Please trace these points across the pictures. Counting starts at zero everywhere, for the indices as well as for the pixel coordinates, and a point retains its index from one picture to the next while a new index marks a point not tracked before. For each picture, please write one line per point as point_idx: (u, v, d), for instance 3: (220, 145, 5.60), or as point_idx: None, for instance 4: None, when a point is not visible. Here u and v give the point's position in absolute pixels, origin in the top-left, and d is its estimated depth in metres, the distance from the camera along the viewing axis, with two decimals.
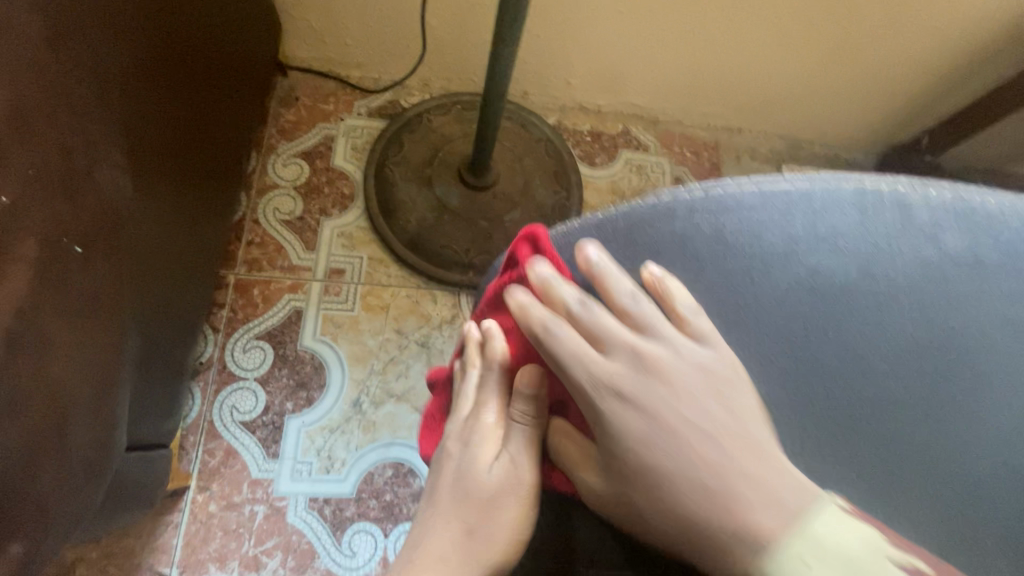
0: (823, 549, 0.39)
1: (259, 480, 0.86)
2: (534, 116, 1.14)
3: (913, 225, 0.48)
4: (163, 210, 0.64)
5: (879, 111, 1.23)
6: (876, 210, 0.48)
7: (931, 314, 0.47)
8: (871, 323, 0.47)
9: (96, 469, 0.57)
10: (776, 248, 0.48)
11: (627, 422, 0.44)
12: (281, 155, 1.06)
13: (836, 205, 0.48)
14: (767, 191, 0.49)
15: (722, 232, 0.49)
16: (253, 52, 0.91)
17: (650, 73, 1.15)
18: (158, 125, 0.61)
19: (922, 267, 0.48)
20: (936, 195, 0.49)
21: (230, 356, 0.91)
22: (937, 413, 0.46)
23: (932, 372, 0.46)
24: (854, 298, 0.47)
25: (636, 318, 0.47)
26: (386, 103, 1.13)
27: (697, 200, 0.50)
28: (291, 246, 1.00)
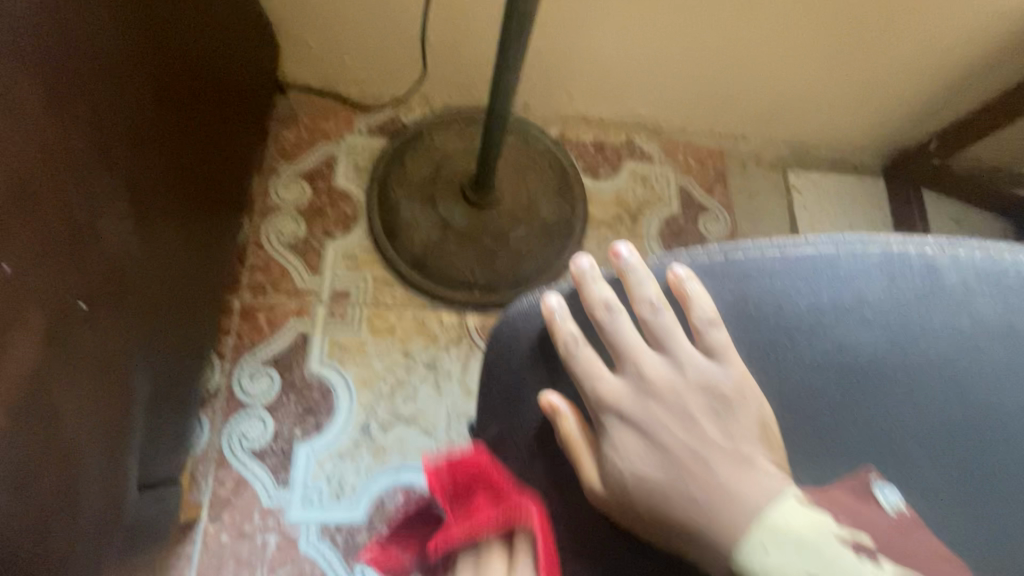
0: (778, 537, 0.39)
1: (270, 508, 0.86)
2: (536, 129, 1.13)
3: (942, 291, 0.47)
4: (166, 252, 0.63)
5: (886, 115, 1.21)
6: (904, 275, 0.47)
7: (963, 386, 0.46)
8: (901, 395, 0.46)
9: (108, 516, 0.56)
10: (801, 314, 0.47)
11: (627, 445, 0.44)
12: (282, 176, 1.05)
13: (864, 271, 0.47)
14: (789, 257, 0.48)
15: (747, 296, 0.47)
16: (252, 77, 0.89)
17: (653, 83, 1.13)
18: (160, 168, 0.60)
19: (955, 336, 0.46)
20: (965, 257, 0.47)
21: (237, 383, 0.91)
22: (975, 484, 0.45)
23: (963, 443, 0.45)
24: (881, 370, 0.46)
25: (653, 332, 0.46)
26: (386, 120, 1.11)
27: (718, 265, 0.48)
28: (295, 269, 0.99)
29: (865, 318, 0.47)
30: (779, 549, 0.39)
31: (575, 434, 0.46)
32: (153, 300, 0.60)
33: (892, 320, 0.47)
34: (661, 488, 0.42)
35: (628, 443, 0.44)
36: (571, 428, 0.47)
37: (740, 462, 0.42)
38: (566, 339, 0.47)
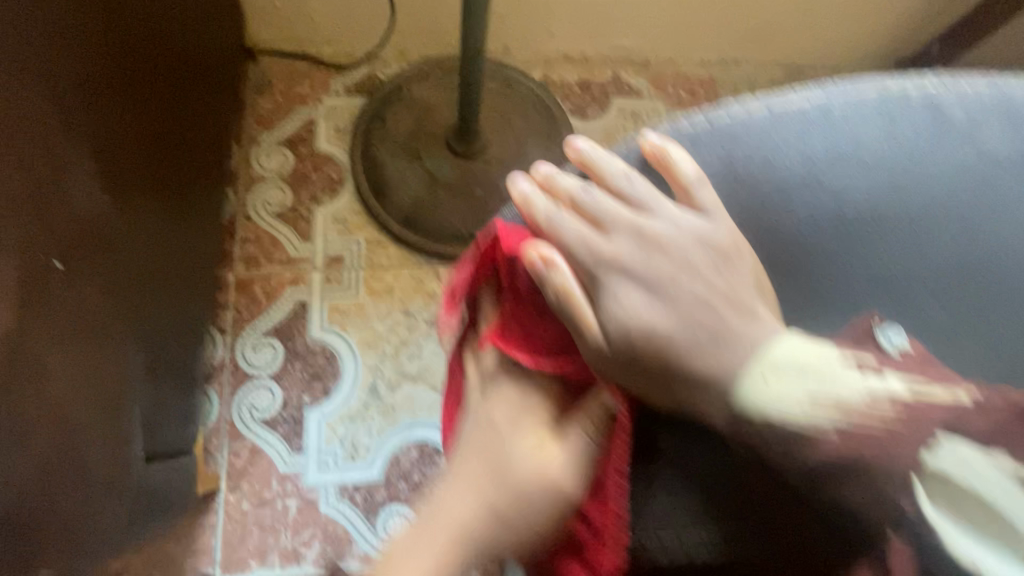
0: (776, 364, 0.39)
1: (288, 474, 0.86)
2: (518, 72, 1.08)
3: (944, 126, 0.45)
4: (144, 216, 0.62)
5: (885, 23, 1.15)
6: (904, 115, 0.45)
7: (965, 217, 0.45)
8: (902, 233, 0.45)
9: (119, 483, 0.56)
10: (791, 174, 0.45)
11: (637, 307, 0.40)
12: (263, 146, 1.02)
13: (860, 117, 0.45)
14: (778, 113, 0.45)
15: (735, 164, 0.45)
16: (219, 41, 0.86)
17: (635, 11, 1.08)
18: (128, 126, 0.58)
19: (959, 168, 0.45)
20: (967, 88, 0.45)
21: (240, 356, 0.91)
22: (973, 305, 0.46)
23: (965, 269, 0.46)
24: (884, 214, 0.45)
25: (634, 197, 0.43)
26: (363, 78, 1.08)
27: (703, 132, 0.45)
28: (287, 238, 0.97)
29: (858, 175, 0.45)
30: (775, 373, 0.39)
31: (570, 283, 0.41)
32: (135, 265, 0.59)
33: (886, 176, 0.45)
34: (675, 348, 0.40)
35: (632, 300, 0.40)
36: (562, 279, 0.41)
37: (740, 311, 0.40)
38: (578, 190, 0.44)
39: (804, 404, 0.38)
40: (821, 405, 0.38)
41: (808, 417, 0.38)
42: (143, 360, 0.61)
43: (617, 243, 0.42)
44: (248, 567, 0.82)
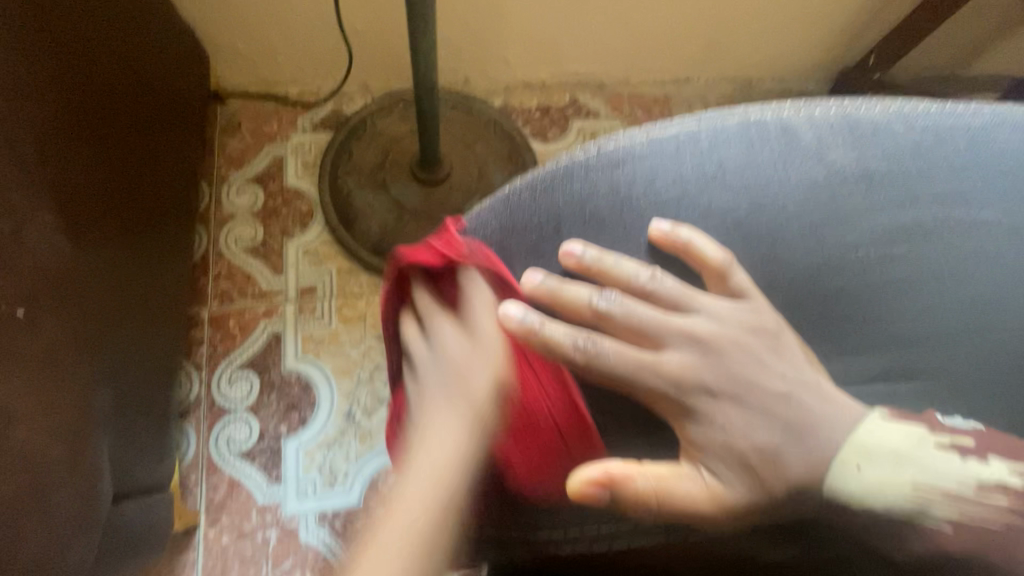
0: (869, 453, 0.39)
1: (267, 505, 0.87)
2: (478, 101, 1.13)
3: (798, 147, 0.46)
4: (110, 260, 0.65)
5: (823, 37, 1.21)
6: (762, 139, 0.47)
7: (822, 233, 0.45)
8: (770, 254, 0.45)
9: (88, 520, 0.58)
10: (671, 198, 0.46)
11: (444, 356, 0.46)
12: (233, 184, 1.05)
13: (721, 142, 0.47)
14: (656, 138, 0.47)
15: (613, 191, 0.47)
16: (178, 91, 0.90)
17: (585, 38, 1.13)
18: (89, 179, 0.62)
19: (813, 187, 0.45)
20: (821, 113, 0.47)
21: (217, 390, 0.92)
22: (849, 341, 0.44)
23: (849, 296, 0.44)
24: (750, 234, 0.45)
25: (667, 297, 0.44)
26: (328, 114, 1.12)
27: (592, 159, 0.47)
28: (259, 272, 1.00)
29: (737, 193, 0.46)
30: (871, 463, 0.39)
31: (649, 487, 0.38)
32: (104, 309, 0.62)
33: (768, 194, 0.45)
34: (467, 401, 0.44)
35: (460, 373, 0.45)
36: (639, 483, 0.38)
37: (753, 383, 0.41)
38: (572, 344, 0.43)
39: (909, 492, 0.38)
40: (927, 495, 0.38)
41: (915, 507, 0.38)
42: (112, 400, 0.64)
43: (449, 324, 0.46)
44: None
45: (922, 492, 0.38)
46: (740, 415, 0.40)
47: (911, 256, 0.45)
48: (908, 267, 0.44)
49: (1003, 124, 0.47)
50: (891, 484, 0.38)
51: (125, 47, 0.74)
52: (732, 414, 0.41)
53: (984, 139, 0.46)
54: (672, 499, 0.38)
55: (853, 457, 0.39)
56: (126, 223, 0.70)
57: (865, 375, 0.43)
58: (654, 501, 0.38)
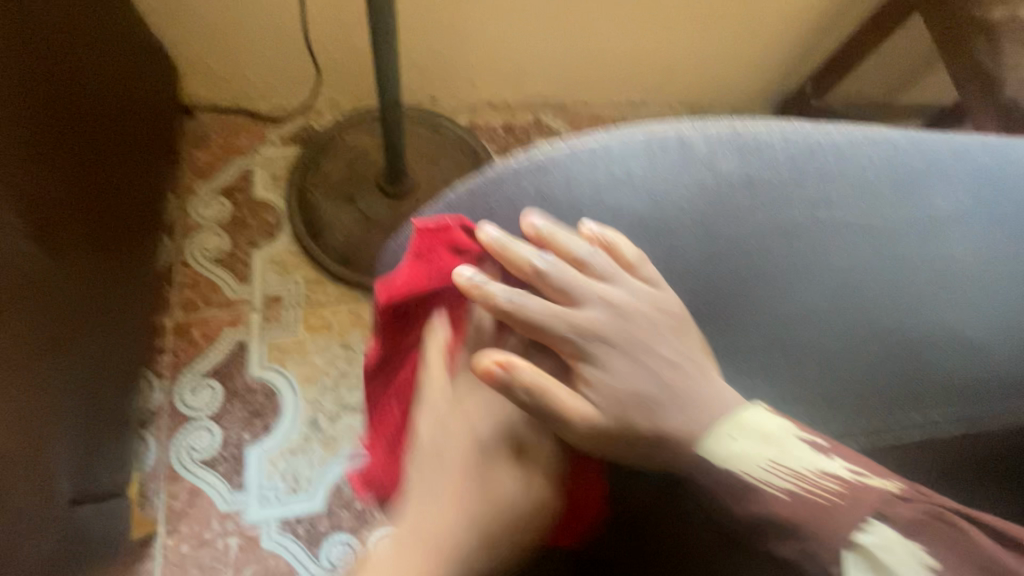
0: (744, 427, 0.44)
1: (228, 513, 0.87)
2: (444, 119, 1.18)
3: (695, 159, 0.51)
4: (74, 266, 0.66)
5: (767, 66, 1.31)
6: (663, 151, 0.51)
7: (710, 230, 0.50)
8: (663, 247, 0.50)
9: (45, 521, 0.58)
10: (583, 198, 0.50)
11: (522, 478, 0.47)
12: (200, 195, 1.07)
13: (630, 153, 0.51)
14: (575, 150, 0.51)
15: (530, 194, 0.51)
16: (148, 104, 0.93)
17: (545, 62, 1.20)
18: (57, 186, 0.64)
19: (705, 194, 0.50)
20: (713, 130, 0.52)
21: (179, 398, 0.92)
22: (732, 322, 0.50)
23: (731, 284, 0.50)
24: (645, 232, 0.50)
25: (593, 268, 0.48)
26: (298, 128, 1.15)
27: (522, 166, 0.51)
28: (225, 281, 1.01)
29: (636, 196, 0.50)
30: (743, 436, 0.44)
31: (529, 379, 0.44)
32: (71, 312, 0.65)
33: (659, 199, 0.50)
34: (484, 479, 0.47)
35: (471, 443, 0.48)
36: (528, 375, 0.44)
37: (650, 347, 0.46)
38: (505, 295, 0.46)
39: (763, 464, 0.44)
40: (778, 469, 0.44)
41: (763, 477, 0.43)
42: (75, 402, 0.65)
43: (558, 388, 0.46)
44: None
45: (773, 468, 0.44)
46: (635, 370, 0.45)
47: (783, 254, 0.50)
48: (782, 258, 0.50)
49: (867, 137, 0.52)
50: (751, 455, 0.44)
51: (95, 62, 0.76)
52: (646, 377, 0.45)
53: (852, 149, 0.52)
54: (546, 399, 0.44)
55: (732, 429, 0.44)
56: (91, 230, 0.72)
57: (737, 361, 0.49)
58: (533, 397, 0.44)
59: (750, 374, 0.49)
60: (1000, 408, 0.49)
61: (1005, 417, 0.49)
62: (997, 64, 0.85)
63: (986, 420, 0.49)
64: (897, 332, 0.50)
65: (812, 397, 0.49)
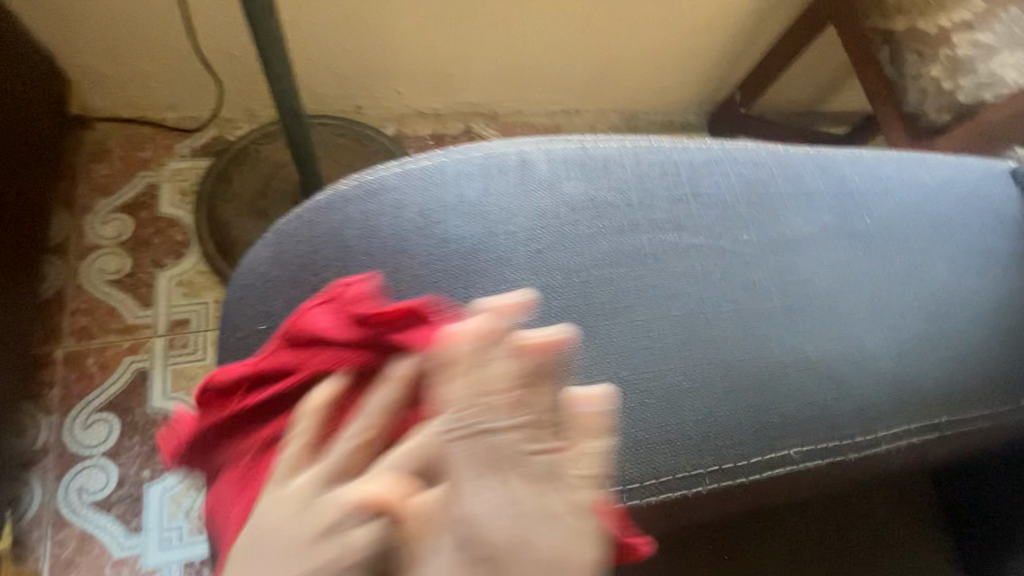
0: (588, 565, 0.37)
1: (124, 559, 0.80)
2: (368, 128, 1.13)
3: (532, 178, 0.50)
4: None
5: (697, 75, 1.32)
6: (500, 171, 0.50)
7: (546, 258, 0.48)
8: (496, 280, 0.47)
9: None
10: (416, 228, 0.48)
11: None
12: (98, 213, 0.99)
13: (464, 174, 0.50)
14: (409, 172, 0.50)
15: (374, 230, 0.48)
16: (32, 116, 0.86)
17: (471, 70, 1.17)
18: None
19: (542, 214, 0.49)
20: (555, 150, 0.52)
21: (69, 435, 0.85)
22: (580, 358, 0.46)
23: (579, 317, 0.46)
24: (478, 262, 0.47)
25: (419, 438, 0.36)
26: (209, 140, 1.08)
27: (350, 193, 0.50)
28: (124, 305, 0.94)
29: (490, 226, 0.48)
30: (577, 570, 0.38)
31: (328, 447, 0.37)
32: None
33: (509, 229, 0.48)
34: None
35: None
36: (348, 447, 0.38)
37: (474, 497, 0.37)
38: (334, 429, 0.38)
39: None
40: None
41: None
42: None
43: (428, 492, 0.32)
44: None
45: None
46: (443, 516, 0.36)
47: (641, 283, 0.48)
48: (635, 285, 0.48)
49: (725, 163, 0.54)
50: None
51: None
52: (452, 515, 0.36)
53: (708, 174, 0.53)
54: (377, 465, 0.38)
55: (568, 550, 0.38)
56: None
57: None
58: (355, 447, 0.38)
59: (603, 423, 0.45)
60: (873, 441, 0.47)
61: (872, 450, 0.48)
62: (901, 74, 0.87)
63: (853, 453, 0.47)
64: (755, 363, 0.47)
65: (669, 444, 0.44)
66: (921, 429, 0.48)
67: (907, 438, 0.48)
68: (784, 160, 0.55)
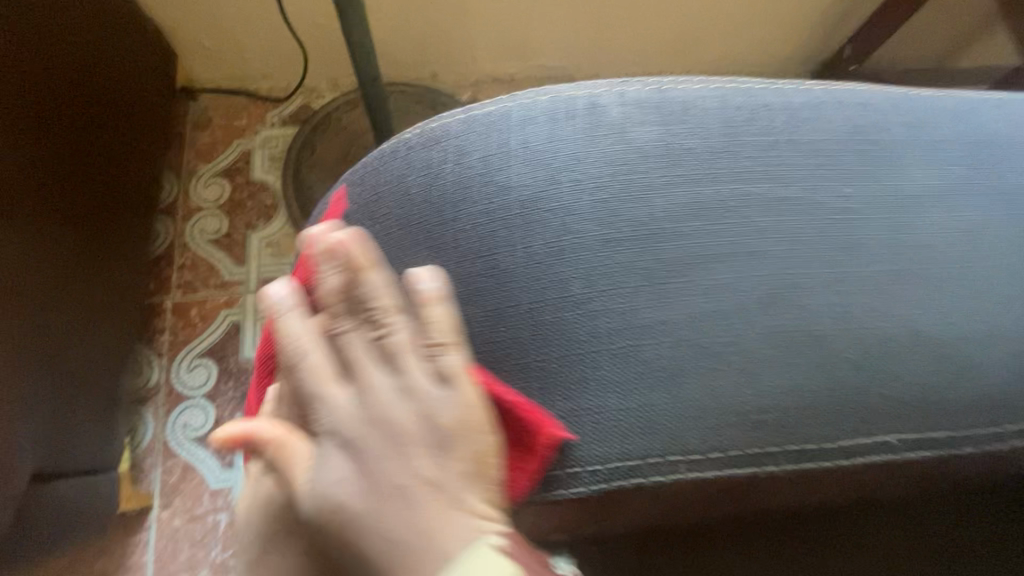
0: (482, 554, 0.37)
1: (219, 490, 0.89)
2: (443, 95, 1.13)
3: (604, 121, 0.47)
4: (60, 251, 0.69)
5: (801, 29, 1.18)
6: (570, 114, 0.48)
7: (614, 211, 0.45)
8: (560, 232, 0.44)
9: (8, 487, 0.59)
10: (475, 173, 0.46)
11: (326, 462, 0.38)
12: (201, 177, 1.08)
13: (529, 118, 0.47)
14: (471, 116, 0.48)
15: (485, 176, 0.46)
16: (147, 90, 0.94)
17: (549, 31, 1.13)
18: (43, 174, 0.66)
19: (618, 160, 0.46)
20: (631, 92, 0.49)
21: (176, 378, 0.95)
22: (660, 324, 0.43)
23: (649, 282, 0.43)
24: (542, 214, 0.45)
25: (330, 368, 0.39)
26: (296, 109, 1.14)
27: (413, 138, 0.49)
28: (222, 262, 1.02)
29: (579, 186, 0.45)
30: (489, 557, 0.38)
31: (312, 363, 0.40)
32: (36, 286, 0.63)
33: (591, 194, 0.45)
34: (360, 515, 0.37)
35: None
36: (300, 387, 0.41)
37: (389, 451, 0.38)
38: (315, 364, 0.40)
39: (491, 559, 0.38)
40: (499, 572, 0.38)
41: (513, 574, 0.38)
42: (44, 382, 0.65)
43: (342, 392, 0.39)
44: None
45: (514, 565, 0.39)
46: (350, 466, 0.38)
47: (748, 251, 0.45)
48: (736, 256, 0.44)
49: (829, 107, 0.51)
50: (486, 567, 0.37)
51: (92, 52, 0.78)
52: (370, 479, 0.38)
53: (866, 134, 0.50)
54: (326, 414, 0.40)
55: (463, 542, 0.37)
56: (83, 215, 0.74)
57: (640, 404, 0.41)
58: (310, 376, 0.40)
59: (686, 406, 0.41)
60: (873, 448, 0.43)
61: (830, 475, 0.44)
62: None
63: (752, 481, 0.43)
64: (855, 345, 0.43)
65: (758, 427, 0.42)
66: (918, 444, 0.44)
67: (856, 461, 0.43)
68: (883, 109, 0.51)
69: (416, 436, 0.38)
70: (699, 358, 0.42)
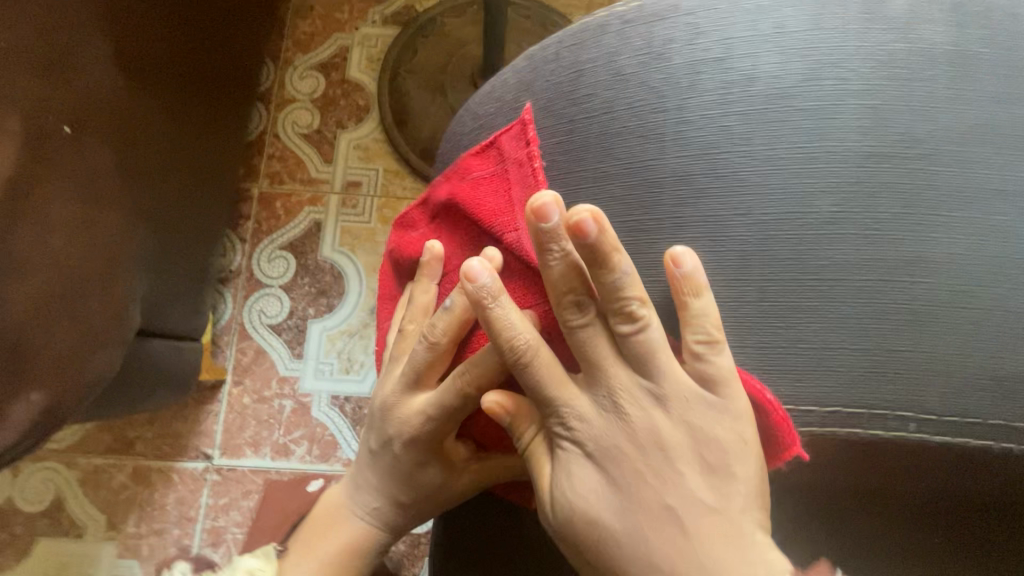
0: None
1: (287, 378, 0.92)
2: (554, 13, 1.06)
3: (838, 30, 0.44)
4: (174, 121, 0.69)
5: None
6: (793, 17, 0.45)
7: (832, 139, 0.42)
8: (762, 148, 0.43)
9: (115, 336, 0.60)
10: (675, 74, 0.45)
11: (578, 468, 0.43)
12: (298, 68, 1.05)
13: (747, 18, 0.46)
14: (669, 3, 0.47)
15: (679, 110, 0.44)
16: None
17: None
18: (161, 39, 0.65)
19: (840, 84, 0.43)
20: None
21: (256, 265, 0.96)
22: (862, 273, 0.41)
23: (869, 221, 0.41)
24: (748, 125, 0.43)
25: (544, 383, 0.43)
26: (399, 8, 1.08)
27: (609, 17, 0.49)
28: (310, 158, 1.01)
29: (784, 120, 0.43)
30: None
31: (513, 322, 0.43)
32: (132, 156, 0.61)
33: (835, 137, 0.42)
34: (620, 531, 0.42)
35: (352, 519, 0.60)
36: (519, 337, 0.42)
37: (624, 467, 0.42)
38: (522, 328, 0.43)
39: None
40: None
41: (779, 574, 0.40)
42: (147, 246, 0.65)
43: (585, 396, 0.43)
44: (243, 455, 0.90)
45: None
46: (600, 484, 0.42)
47: (912, 221, 0.41)
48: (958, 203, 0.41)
49: None
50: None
51: None
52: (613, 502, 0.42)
53: None
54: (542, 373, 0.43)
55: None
56: (199, 90, 0.74)
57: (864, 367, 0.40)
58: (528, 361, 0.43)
59: (864, 360, 0.40)
60: None
61: (981, 456, 0.41)
62: None
63: (919, 463, 0.42)
64: None
65: (939, 393, 0.40)
66: None
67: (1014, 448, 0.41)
68: None
69: (659, 457, 0.41)
70: (904, 310, 0.40)
